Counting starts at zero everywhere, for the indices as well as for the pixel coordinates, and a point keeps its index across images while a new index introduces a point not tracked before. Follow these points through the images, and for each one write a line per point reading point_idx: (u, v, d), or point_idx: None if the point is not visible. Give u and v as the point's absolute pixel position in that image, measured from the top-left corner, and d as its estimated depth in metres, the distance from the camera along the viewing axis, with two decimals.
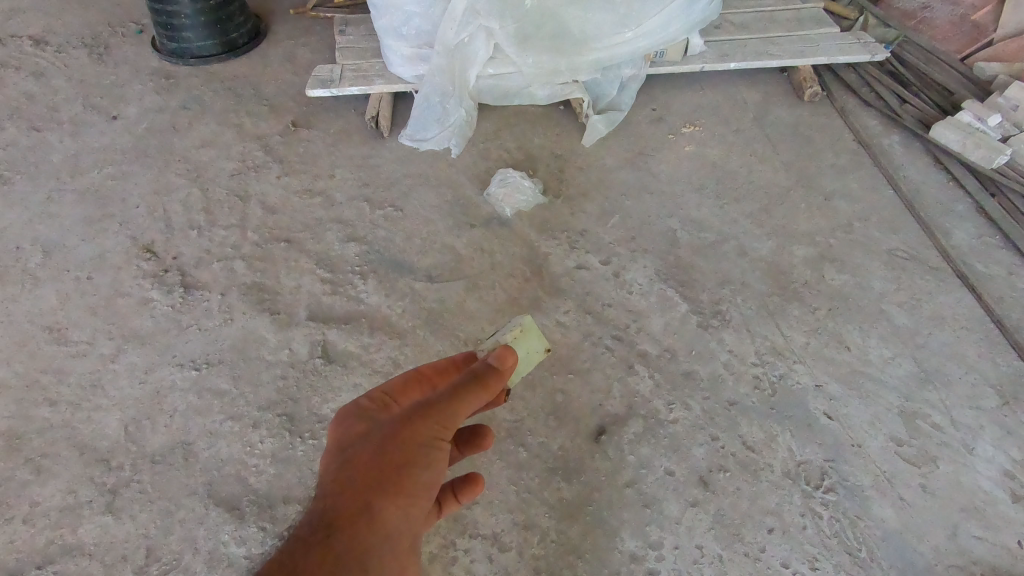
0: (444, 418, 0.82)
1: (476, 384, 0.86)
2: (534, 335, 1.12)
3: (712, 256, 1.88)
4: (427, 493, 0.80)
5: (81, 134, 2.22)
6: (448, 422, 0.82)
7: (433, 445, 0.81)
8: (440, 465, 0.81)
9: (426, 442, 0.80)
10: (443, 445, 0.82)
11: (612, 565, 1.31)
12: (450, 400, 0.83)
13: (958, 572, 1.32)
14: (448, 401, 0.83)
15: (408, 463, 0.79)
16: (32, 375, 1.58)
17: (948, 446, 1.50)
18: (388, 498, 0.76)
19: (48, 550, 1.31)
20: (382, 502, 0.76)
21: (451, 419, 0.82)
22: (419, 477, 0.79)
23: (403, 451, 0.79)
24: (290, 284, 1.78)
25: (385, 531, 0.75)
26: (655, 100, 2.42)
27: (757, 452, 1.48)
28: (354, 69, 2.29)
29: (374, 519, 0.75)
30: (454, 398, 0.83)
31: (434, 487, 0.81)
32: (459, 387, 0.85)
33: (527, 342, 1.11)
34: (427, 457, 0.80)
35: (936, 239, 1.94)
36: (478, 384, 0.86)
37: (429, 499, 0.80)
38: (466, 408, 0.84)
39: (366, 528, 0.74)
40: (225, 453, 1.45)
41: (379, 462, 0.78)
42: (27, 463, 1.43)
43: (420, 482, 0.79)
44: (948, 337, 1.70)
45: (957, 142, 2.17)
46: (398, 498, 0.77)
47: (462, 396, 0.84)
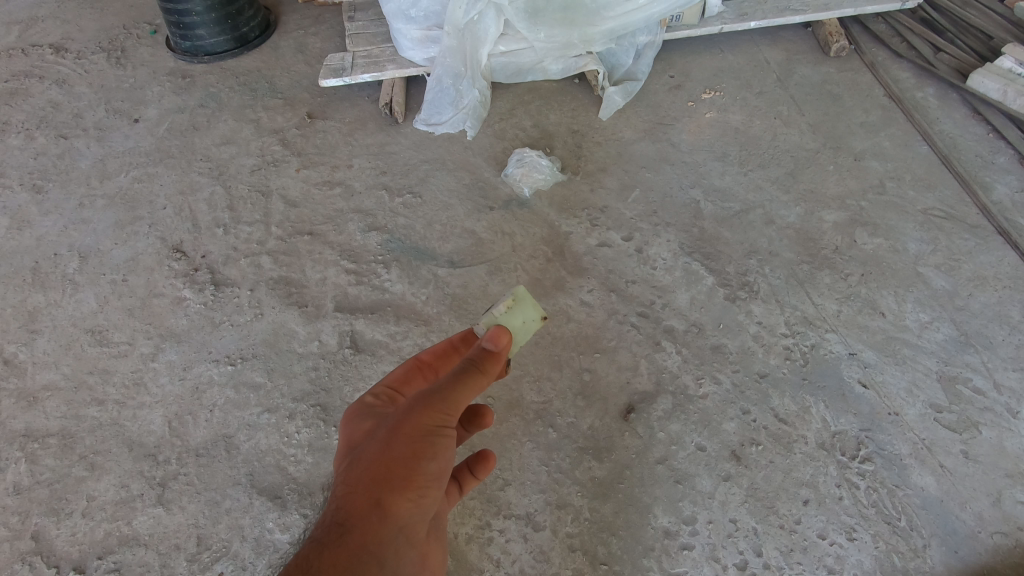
0: (448, 406, 0.84)
1: (477, 369, 0.87)
2: (528, 304, 1.02)
3: (737, 226, 1.84)
4: (435, 483, 0.82)
5: (106, 140, 2.27)
6: (452, 410, 0.84)
7: (438, 434, 0.83)
8: (446, 455, 0.83)
9: (431, 433, 0.82)
10: (449, 433, 0.84)
11: (646, 541, 1.32)
12: (453, 387, 0.85)
13: (1003, 539, 1.29)
14: (452, 387, 0.85)
15: (414, 455, 0.81)
16: (79, 376, 1.65)
17: (991, 411, 1.45)
18: (398, 493, 0.78)
19: (107, 541, 1.38)
20: (392, 497, 0.78)
21: (454, 406, 0.84)
22: (427, 468, 0.81)
23: (409, 443, 0.81)
24: (315, 276, 1.81)
25: (397, 524, 0.77)
26: (673, 67, 2.34)
27: (791, 424, 1.46)
28: (365, 55, 2.28)
29: (385, 514, 0.77)
30: (457, 384, 0.85)
31: (443, 477, 0.83)
32: (462, 373, 0.87)
33: (519, 313, 1.00)
34: (432, 447, 0.82)
35: (975, 195, 1.85)
36: (479, 370, 0.87)
37: (438, 490, 0.83)
38: (470, 393, 0.86)
39: (378, 524, 0.76)
40: (264, 445, 1.49)
41: (387, 457, 0.80)
42: (81, 460, 1.50)
43: (428, 472, 0.81)
44: (990, 298, 1.64)
45: (997, 90, 2.06)
46: (408, 491, 0.79)
47: (465, 382, 0.86)
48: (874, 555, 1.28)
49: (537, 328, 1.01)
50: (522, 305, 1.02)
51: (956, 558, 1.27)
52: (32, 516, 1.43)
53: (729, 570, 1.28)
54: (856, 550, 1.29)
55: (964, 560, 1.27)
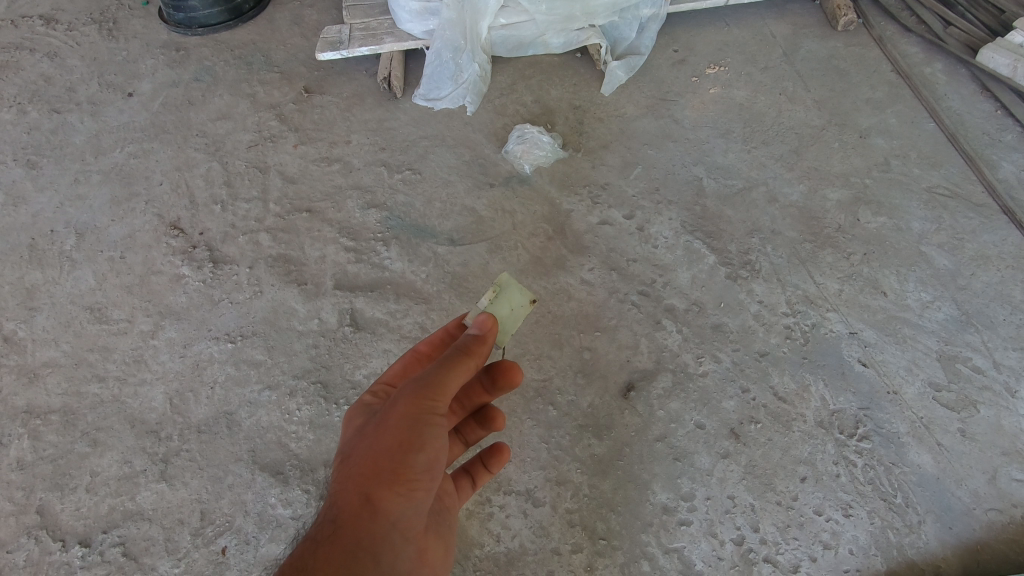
0: (433, 396, 0.85)
1: (462, 356, 0.88)
2: (514, 290, 1.08)
3: (740, 204, 1.82)
4: (428, 475, 0.84)
5: (100, 114, 2.23)
6: (437, 401, 0.85)
7: (425, 427, 0.84)
8: (435, 446, 0.84)
9: (416, 425, 0.83)
10: (436, 423, 0.85)
11: (644, 517, 1.34)
12: (436, 377, 0.85)
13: (998, 515, 1.31)
14: (435, 377, 0.86)
15: (403, 448, 0.82)
16: (79, 353, 1.65)
17: (989, 390, 1.46)
18: (388, 487, 0.81)
19: (112, 516, 1.40)
20: (383, 491, 0.80)
21: (439, 396, 0.85)
22: (416, 460, 0.82)
23: (397, 437, 0.82)
24: (315, 254, 1.79)
25: (389, 518, 0.80)
26: (677, 41, 2.29)
27: (790, 402, 1.46)
28: (362, 28, 2.23)
29: (377, 508, 0.80)
30: (439, 374, 0.86)
31: (434, 469, 0.85)
32: (445, 363, 0.87)
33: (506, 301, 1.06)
34: (421, 439, 0.83)
35: (981, 173, 1.83)
36: (463, 356, 0.88)
37: (431, 481, 0.84)
38: (456, 380, 0.87)
39: (370, 519, 0.79)
40: (266, 421, 1.50)
41: (376, 452, 0.82)
42: (84, 436, 1.51)
43: (418, 465, 0.83)
44: (993, 277, 1.63)
45: (1007, 66, 2.02)
46: (398, 485, 0.81)
47: (448, 371, 0.86)
48: (870, 531, 1.30)
49: (526, 312, 1.08)
50: (508, 293, 1.07)
51: (950, 534, 1.29)
52: (37, 491, 1.44)
53: (726, 545, 1.30)
54: (852, 526, 1.31)
55: (958, 536, 1.29)
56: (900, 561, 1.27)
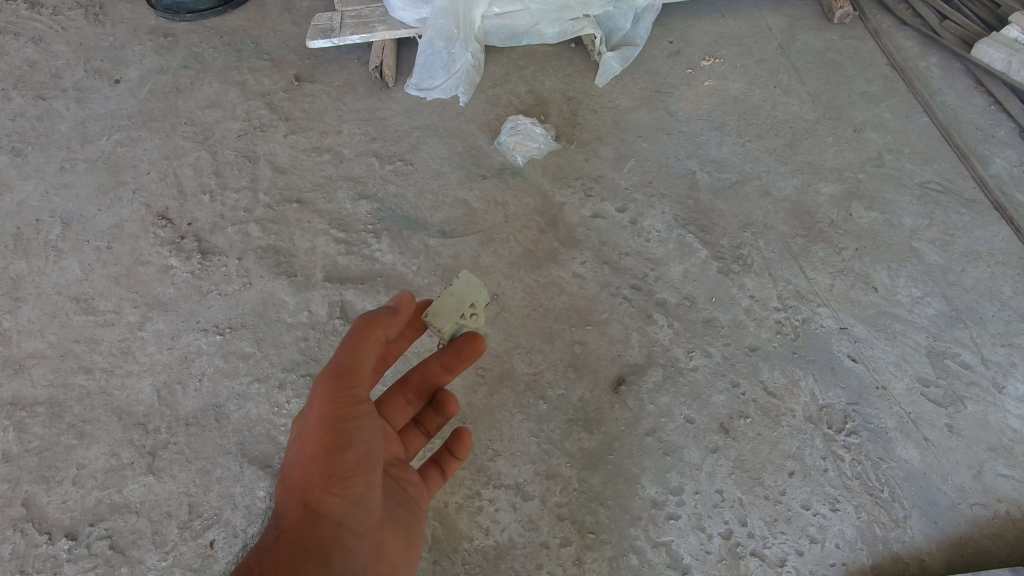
0: (349, 385, 0.89)
1: (369, 328, 0.93)
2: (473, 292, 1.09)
3: (733, 198, 1.82)
4: (361, 470, 0.88)
5: (86, 101, 2.19)
6: (354, 386, 0.90)
7: (349, 423, 0.88)
8: (360, 438, 0.88)
9: (339, 423, 0.87)
10: (358, 414, 0.89)
11: (633, 511, 1.34)
12: (346, 362, 0.90)
13: (982, 510, 1.32)
14: (346, 362, 0.90)
15: (328, 448, 0.86)
16: (65, 345, 1.63)
17: (977, 385, 1.47)
18: (320, 490, 0.85)
19: (98, 509, 1.39)
20: (318, 494, 0.85)
21: (354, 383, 0.90)
22: (343, 458, 0.86)
23: (319, 439, 0.86)
24: (305, 246, 1.78)
25: (332, 519, 0.85)
26: (673, 32, 2.27)
27: (779, 397, 1.47)
28: (354, 15, 2.20)
29: (316, 513, 0.85)
30: (351, 358, 0.90)
31: (366, 462, 0.89)
32: (352, 343, 0.91)
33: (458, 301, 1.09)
34: (344, 436, 0.87)
35: (974, 168, 1.83)
36: (369, 326, 0.93)
37: (366, 476, 0.88)
38: (365, 359, 0.92)
39: (311, 523, 0.84)
40: (255, 414, 1.49)
41: (303, 458, 0.86)
42: (70, 428, 1.50)
43: (347, 461, 0.87)
44: (983, 273, 1.63)
45: (1001, 60, 2.01)
46: (330, 486, 0.85)
47: (358, 350, 0.91)
48: (856, 525, 1.31)
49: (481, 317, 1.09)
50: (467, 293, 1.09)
51: (935, 529, 1.30)
52: (23, 483, 1.43)
53: (714, 539, 1.31)
54: (839, 520, 1.32)
55: (943, 530, 1.30)
56: (885, 555, 1.28)
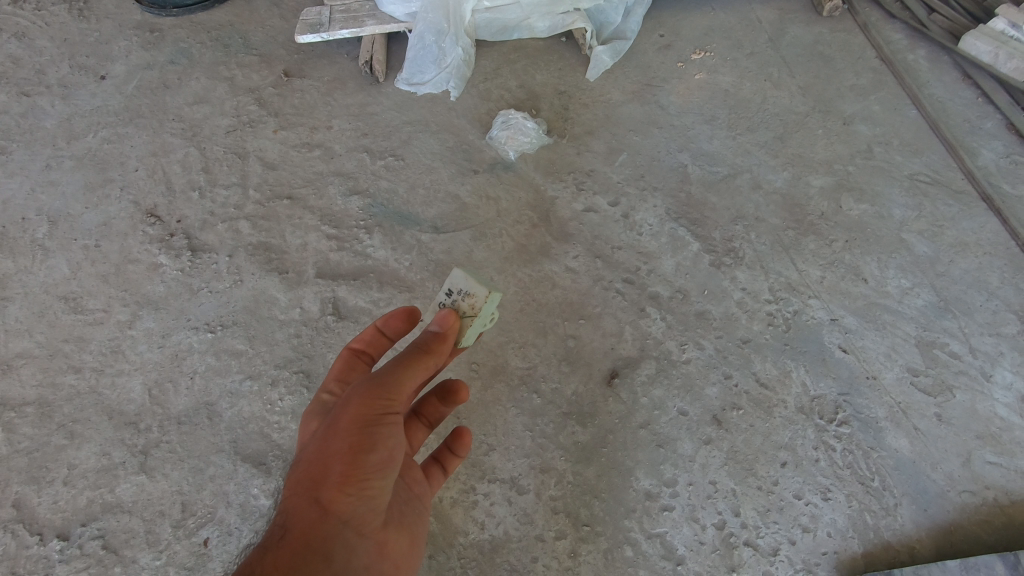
0: (387, 395, 0.83)
1: (420, 355, 0.88)
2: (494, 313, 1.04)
3: (724, 191, 1.82)
4: (381, 472, 0.80)
5: (71, 98, 2.16)
6: (391, 399, 0.83)
7: (377, 425, 0.81)
8: (388, 444, 0.81)
9: (369, 425, 0.80)
10: (389, 422, 0.82)
11: (627, 503, 1.35)
12: (389, 377, 0.84)
13: (971, 497, 1.33)
14: (391, 377, 0.84)
15: (353, 449, 0.78)
16: (54, 344, 1.61)
17: (965, 375, 1.48)
18: (338, 488, 0.77)
19: (90, 509, 1.38)
20: (334, 492, 0.77)
21: (393, 394, 0.83)
22: (367, 460, 0.79)
23: (347, 440, 0.78)
24: (296, 242, 1.77)
25: (341, 517, 0.76)
26: (663, 25, 2.27)
27: (771, 388, 1.48)
28: (343, 10, 2.18)
29: (327, 510, 0.76)
30: (395, 374, 0.84)
31: (388, 466, 0.81)
32: (402, 362, 0.86)
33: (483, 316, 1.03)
34: (372, 439, 0.80)
35: (961, 160, 1.85)
36: (420, 353, 0.88)
37: (384, 480, 0.81)
38: (411, 378, 0.86)
39: (319, 519, 0.75)
40: (247, 412, 1.49)
41: (325, 454, 0.78)
42: (60, 429, 1.48)
43: (371, 464, 0.79)
44: (971, 264, 1.65)
45: (988, 53, 2.03)
46: (348, 485, 0.77)
47: (404, 370, 0.85)
48: (847, 514, 1.33)
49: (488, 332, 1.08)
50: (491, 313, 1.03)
51: (925, 516, 1.32)
52: (13, 484, 1.42)
53: (707, 529, 1.32)
54: (830, 509, 1.33)
55: (932, 517, 1.32)
56: (876, 543, 1.29)
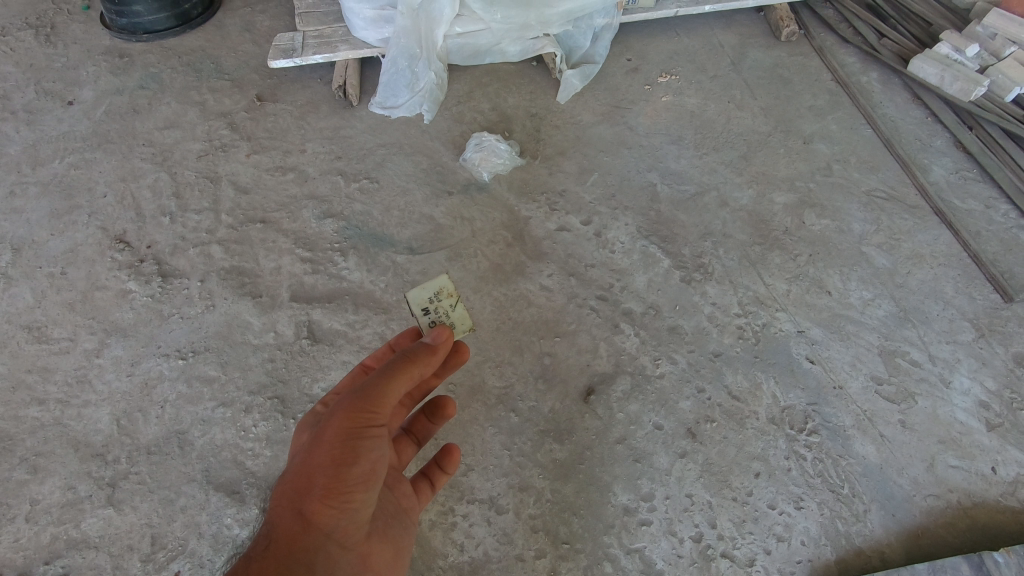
0: (370, 406, 0.81)
1: (405, 364, 0.87)
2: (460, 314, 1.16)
3: (693, 209, 1.88)
4: (365, 485, 0.80)
5: (37, 123, 2.13)
6: (374, 410, 0.82)
7: (360, 437, 0.80)
8: (371, 456, 0.80)
9: (351, 437, 0.79)
10: (373, 432, 0.81)
11: (606, 519, 1.36)
12: (374, 388, 0.83)
13: (936, 501, 1.38)
14: (375, 388, 0.83)
15: (335, 461, 0.77)
16: (16, 375, 1.57)
17: (926, 382, 1.54)
18: (321, 500, 0.76)
19: (54, 546, 1.33)
20: (316, 504, 0.76)
21: (377, 405, 0.82)
22: (349, 472, 0.78)
23: (330, 451, 0.78)
24: (269, 265, 1.76)
25: (323, 530, 0.76)
26: (630, 50, 2.35)
27: (743, 400, 1.51)
28: (316, 35, 2.20)
29: (309, 522, 0.75)
30: (379, 385, 0.83)
31: (371, 478, 0.80)
32: (387, 372, 0.85)
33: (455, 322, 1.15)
34: (355, 450, 0.79)
35: (914, 176, 1.94)
36: (406, 363, 0.87)
37: (367, 492, 0.80)
38: (395, 389, 0.84)
39: (302, 531, 0.75)
40: (220, 439, 1.46)
41: (309, 467, 0.78)
42: (22, 463, 1.43)
43: (353, 477, 0.78)
44: (927, 275, 1.72)
45: (935, 75, 2.14)
46: (331, 497, 0.76)
47: (388, 381, 0.84)
48: (820, 522, 1.35)
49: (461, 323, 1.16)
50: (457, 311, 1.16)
51: (893, 521, 1.35)
52: None
53: (685, 542, 1.33)
54: (803, 518, 1.36)
55: (901, 522, 1.35)
56: (848, 549, 1.32)
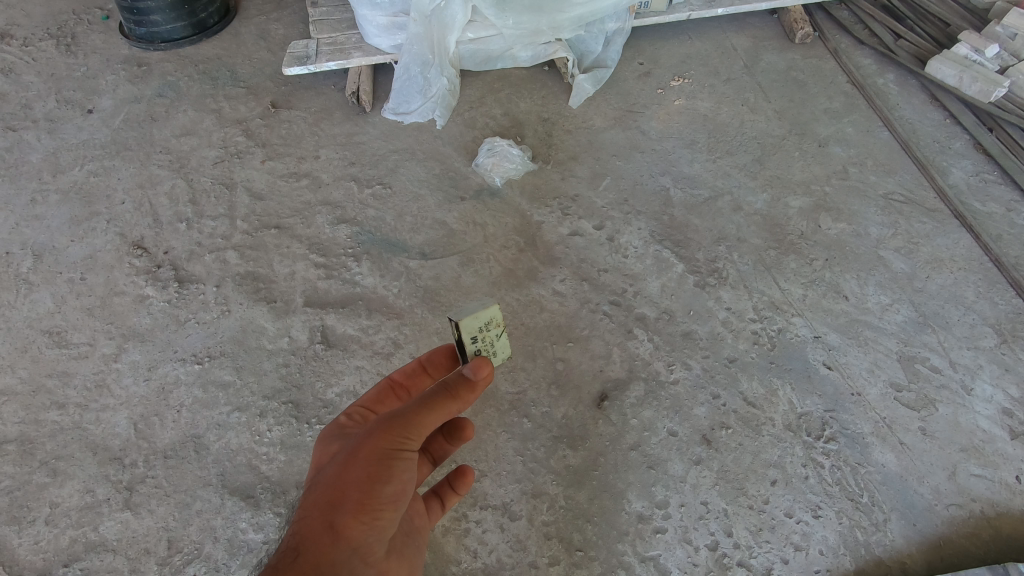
0: (406, 431, 0.81)
1: (444, 395, 0.85)
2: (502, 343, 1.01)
3: (706, 213, 1.86)
4: (393, 505, 0.79)
5: (58, 132, 2.17)
6: (409, 435, 0.81)
7: (393, 458, 0.80)
8: (403, 478, 0.80)
9: (385, 457, 0.79)
10: (406, 457, 0.81)
11: (619, 526, 1.35)
12: (410, 415, 0.82)
13: (958, 510, 1.35)
14: (412, 415, 0.82)
15: (369, 478, 0.78)
16: (36, 380, 1.59)
17: (946, 388, 1.51)
18: (353, 514, 0.75)
19: (73, 549, 1.34)
20: (347, 518, 0.75)
21: (412, 431, 0.81)
22: (382, 490, 0.78)
23: (365, 469, 0.78)
24: (283, 271, 1.77)
25: (351, 544, 0.75)
26: (642, 54, 2.35)
27: (758, 407, 1.49)
28: (329, 42, 2.23)
29: (340, 536, 0.74)
30: (416, 413, 0.82)
31: (400, 499, 0.80)
32: (425, 401, 0.84)
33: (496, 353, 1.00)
34: (388, 470, 0.79)
35: (933, 179, 1.91)
36: (446, 395, 0.85)
37: (395, 512, 0.80)
38: (431, 419, 0.83)
39: (331, 546, 0.73)
40: (235, 443, 1.47)
41: (341, 481, 0.77)
42: (42, 466, 1.45)
43: (385, 495, 0.78)
44: (947, 279, 1.69)
45: (953, 77, 2.11)
46: (362, 513, 0.76)
47: (426, 409, 0.83)
48: (839, 531, 1.33)
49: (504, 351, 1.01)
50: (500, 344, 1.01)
51: (914, 531, 1.33)
52: None
53: (700, 551, 1.31)
54: (822, 527, 1.34)
55: (921, 532, 1.33)
56: (868, 559, 1.30)
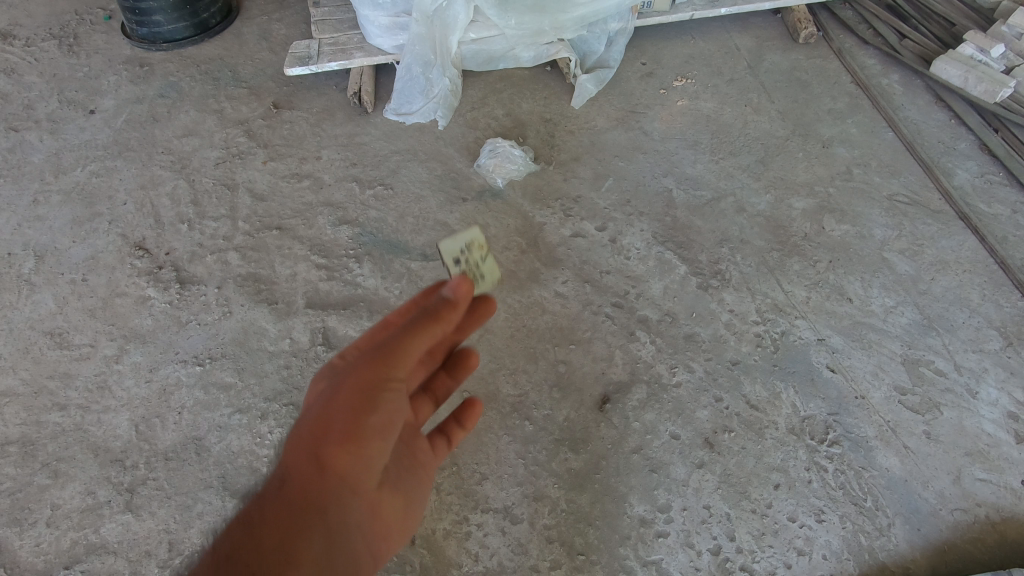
0: (390, 357, 0.78)
1: (429, 319, 0.82)
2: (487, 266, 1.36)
3: (709, 214, 1.85)
4: (382, 435, 0.77)
5: (60, 132, 2.17)
6: (394, 362, 0.79)
7: (379, 386, 0.78)
8: (390, 407, 0.78)
9: (371, 387, 0.77)
10: (393, 385, 0.79)
11: (621, 530, 1.34)
12: (395, 341, 0.79)
13: (963, 515, 1.34)
14: (396, 341, 0.79)
15: (354, 409, 0.76)
16: (38, 381, 1.59)
17: (951, 392, 1.50)
18: (339, 445, 0.74)
19: (74, 551, 1.34)
20: (334, 450, 0.75)
21: (397, 356, 0.79)
22: (368, 419, 0.76)
23: (350, 399, 0.76)
24: (285, 272, 1.77)
25: (339, 475, 0.75)
26: (645, 54, 2.34)
27: (761, 410, 1.49)
28: (331, 43, 2.22)
29: (327, 468, 0.74)
30: (401, 338, 0.79)
31: (390, 429, 0.78)
32: (410, 326, 0.81)
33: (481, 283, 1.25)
34: (374, 398, 0.77)
35: (938, 181, 1.89)
36: (429, 319, 0.82)
37: (385, 441, 0.78)
38: (418, 343, 0.80)
39: (317, 476, 0.74)
40: (236, 446, 1.47)
41: (327, 412, 0.76)
42: (43, 468, 1.45)
43: (371, 424, 0.76)
44: (951, 282, 1.68)
45: (959, 77, 2.10)
46: (348, 443, 0.75)
47: (410, 334, 0.80)
48: (842, 536, 1.32)
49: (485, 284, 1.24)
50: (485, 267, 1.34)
51: (918, 535, 1.32)
52: None
53: (703, 555, 1.31)
54: (825, 531, 1.33)
55: (926, 536, 1.32)
56: (872, 564, 1.29)
